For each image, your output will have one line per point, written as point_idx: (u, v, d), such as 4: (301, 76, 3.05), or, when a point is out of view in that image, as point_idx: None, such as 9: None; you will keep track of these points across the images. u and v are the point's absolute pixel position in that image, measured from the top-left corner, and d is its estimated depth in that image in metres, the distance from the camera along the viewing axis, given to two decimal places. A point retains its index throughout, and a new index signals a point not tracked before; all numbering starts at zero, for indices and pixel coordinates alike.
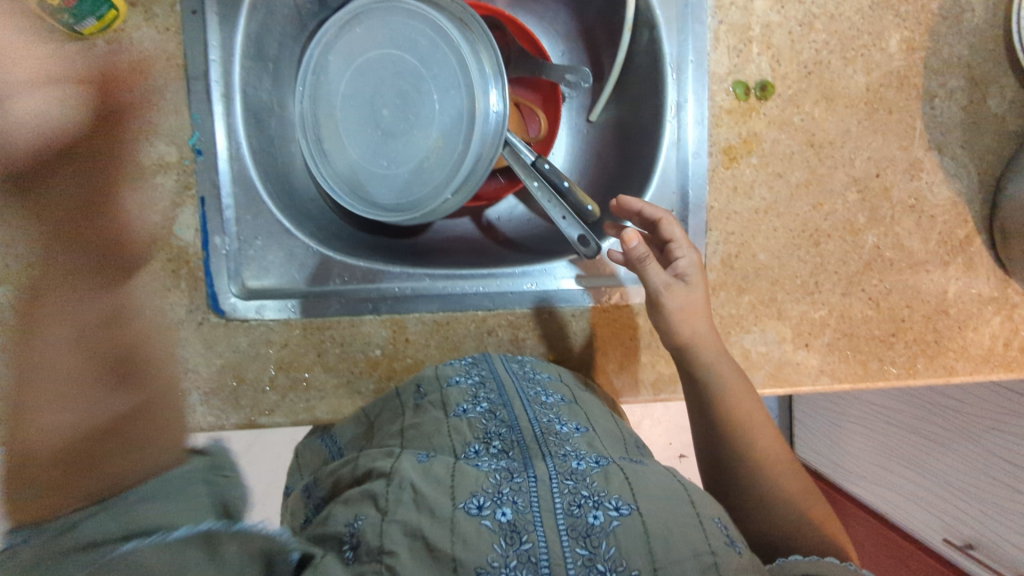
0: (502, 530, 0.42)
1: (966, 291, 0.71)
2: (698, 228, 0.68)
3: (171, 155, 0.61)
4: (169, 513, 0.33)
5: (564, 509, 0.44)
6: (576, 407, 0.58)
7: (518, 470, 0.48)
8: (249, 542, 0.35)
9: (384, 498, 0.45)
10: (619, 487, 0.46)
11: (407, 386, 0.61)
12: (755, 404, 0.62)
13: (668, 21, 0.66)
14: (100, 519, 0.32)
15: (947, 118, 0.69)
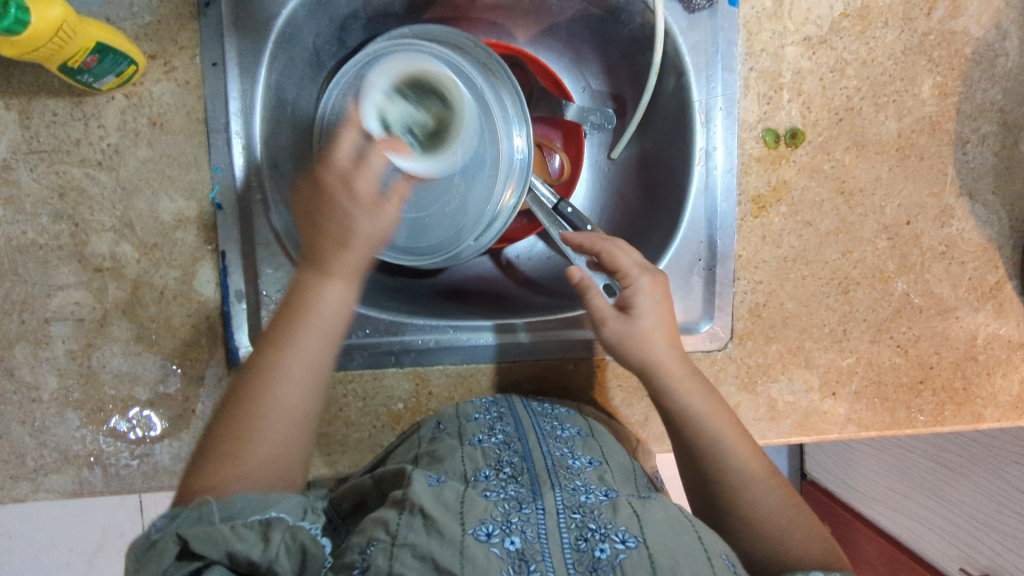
0: (509, 558, 0.41)
1: (995, 337, 0.69)
2: (726, 277, 0.67)
3: (190, 210, 0.58)
4: (245, 506, 0.43)
5: (572, 544, 0.42)
6: (592, 440, 0.56)
7: (527, 499, 0.46)
8: (297, 533, 0.43)
9: (394, 521, 0.42)
10: (628, 520, 0.44)
11: (428, 420, 0.60)
12: (725, 414, 0.57)
13: (697, 68, 0.65)
14: (210, 507, 0.43)
15: (979, 164, 0.68)
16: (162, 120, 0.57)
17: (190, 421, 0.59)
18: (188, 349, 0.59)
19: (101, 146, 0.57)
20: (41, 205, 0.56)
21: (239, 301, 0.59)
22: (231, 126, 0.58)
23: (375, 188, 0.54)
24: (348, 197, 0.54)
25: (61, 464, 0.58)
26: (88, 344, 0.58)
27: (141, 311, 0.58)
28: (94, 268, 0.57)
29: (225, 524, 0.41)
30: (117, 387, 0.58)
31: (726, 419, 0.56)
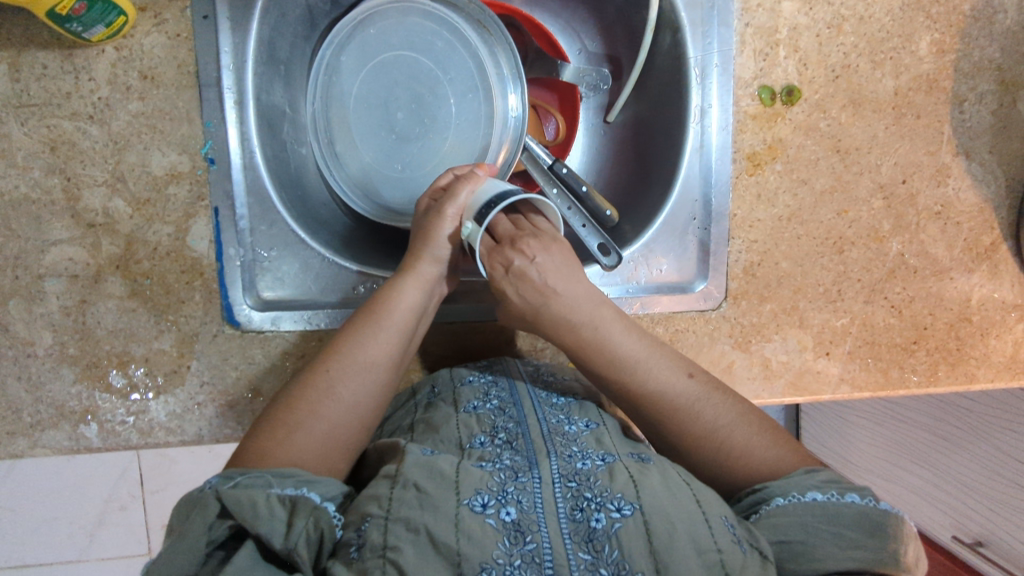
0: (505, 529, 0.40)
1: (989, 298, 0.70)
2: (721, 236, 0.66)
3: (183, 165, 0.58)
4: (283, 480, 0.44)
5: (568, 514, 0.42)
6: (587, 404, 0.57)
7: (523, 468, 0.45)
8: (320, 515, 0.42)
9: (386, 496, 0.42)
10: (625, 485, 0.44)
11: (423, 384, 0.61)
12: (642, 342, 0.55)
13: (693, 24, 0.64)
14: (253, 477, 0.43)
15: (975, 123, 0.68)
16: (153, 74, 0.57)
17: (185, 377, 0.60)
18: (183, 306, 0.59)
19: (92, 100, 0.56)
20: (33, 159, 0.56)
21: (233, 258, 0.59)
22: (222, 80, 0.58)
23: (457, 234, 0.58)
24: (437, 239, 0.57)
25: (57, 420, 0.58)
26: (82, 300, 0.58)
27: (135, 267, 0.58)
28: (87, 223, 0.57)
29: (263, 492, 0.42)
30: (112, 343, 0.58)
31: (644, 349, 0.54)
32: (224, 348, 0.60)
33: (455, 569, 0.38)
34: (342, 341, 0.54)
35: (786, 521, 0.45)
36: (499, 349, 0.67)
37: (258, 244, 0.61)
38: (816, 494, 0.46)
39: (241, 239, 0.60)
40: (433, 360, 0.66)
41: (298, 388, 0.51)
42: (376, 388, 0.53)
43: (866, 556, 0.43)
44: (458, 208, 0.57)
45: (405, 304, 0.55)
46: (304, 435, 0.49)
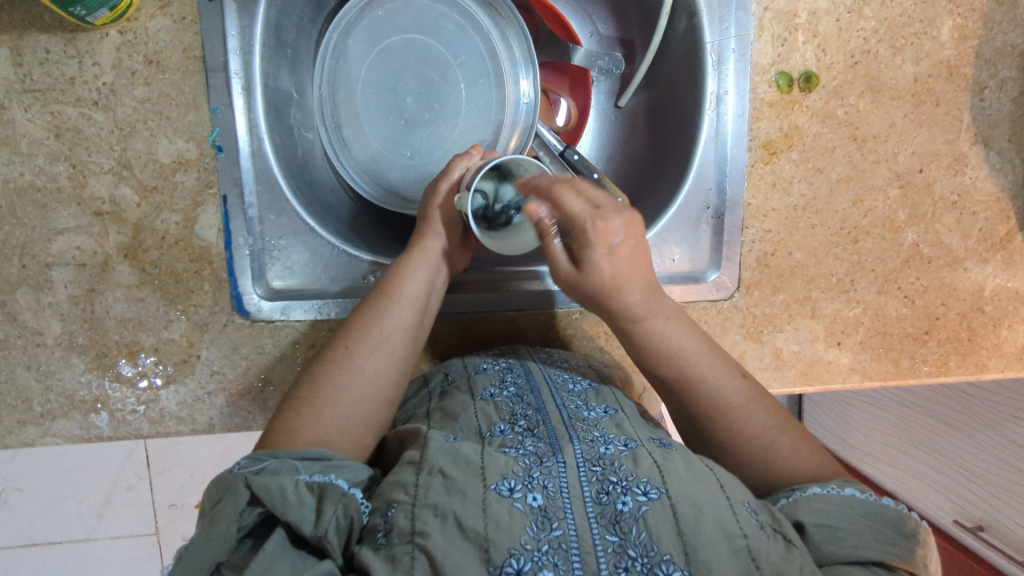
0: (532, 514, 0.40)
1: (1003, 288, 0.69)
2: (735, 225, 0.65)
3: (190, 152, 0.57)
4: (310, 463, 0.44)
5: (594, 497, 0.42)
6: (604, 390, 0.57)
7: (548, 454, 0.45)
8: (347, 500, 0.42)
9: (412, 483, 0.42)
10: (650, 471, 0.44)
11: (434, 373, 0.61)
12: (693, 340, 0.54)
13: (710, 8, 0.62)
14: (278, 460, 0.44)
15: (995, 111, 0.67)
16: (158, 58, 0.56)
17: (195, 367, 0.60)
18: (192, 295, 0.59)
19: (96, 85, 0.55)
20: (38, 146, 0.55)
21: (241, 247, 0.59)
22: (229, 65, 0.56)
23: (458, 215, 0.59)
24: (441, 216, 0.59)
25: (68, 409, 0.58)
26: (90, 290, 0.57)
27: (143, 256, 0.57)
28: (94, 211, 0.56)
29: (290, 478, 0.42)
30: (121, 333, 0.58)
31: (694, 341, 0.54)
32: (234, 338, 0.60)
33: (484, 555, 0.38)
34: (355, 317, 0.55)
35: (826, 508, 0.44)
36: (511, 338, 0.67)
37: (268, 232, 0.60)
38: (853, 490, 0.46)
39: (251, 228, 0.59)
40: (444, 349, 0.66)
41: (315, 368, 0.52)
42: (398, 357, 0.54)
43: (899, 551, 0.43)
44: (453, 183, 0.59)
45: (415, 276, 0.56)
46: (324, 411, 0.49)
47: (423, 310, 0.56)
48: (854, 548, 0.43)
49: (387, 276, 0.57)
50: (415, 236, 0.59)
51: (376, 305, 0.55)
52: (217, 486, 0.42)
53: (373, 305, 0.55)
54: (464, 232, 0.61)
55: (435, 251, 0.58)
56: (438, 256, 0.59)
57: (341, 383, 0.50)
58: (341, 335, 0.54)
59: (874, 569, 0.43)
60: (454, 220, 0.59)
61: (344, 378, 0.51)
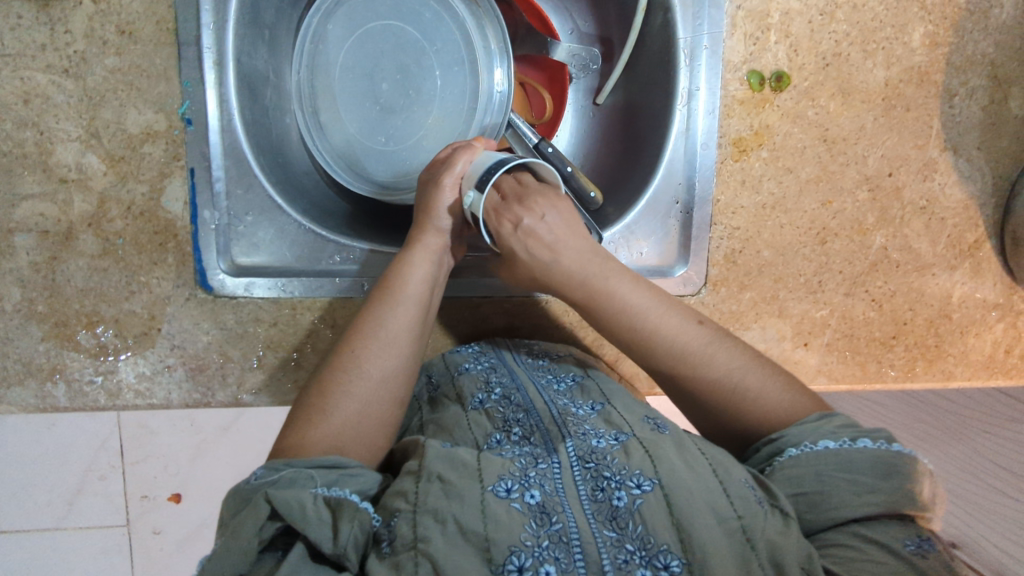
0: (530, 512, 0.42)
1: (970, 296, 0.70)
2: (703, 221, 0.66)
3: (159, 124, 0.57)
4: (327, 476, 0.44)
5: (589, 495, 0.43)
6: (589, 385, 0.57)
7: (542, 455, 0.47)
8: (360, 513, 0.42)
9: (413, 491, 0.43)
10: (641, 461, 0.45)
11: (419, 379, 0.61)
12: (646, 295, 0.54)
13: (684, 6, 0.63)
14: (296, 473, 0.43)
15: (965, 119, 0.67)
16: (131, 29, 0.56)
17: (155, 340, 0.59)
18: (155, 268, 0.59)
19: (67, 53, 0.55)
20: (5, 111, 0.55)
21: (208, 222, 0.59)
22: (202, 40, 0.56)
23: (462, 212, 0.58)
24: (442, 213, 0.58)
25: (24, 377, 0.58)
26: (52, 257, 0.57)
27: (107, 226, 0.57)
28: (59, 178, 0.56)
29: (309, 493, 0.42)
30: (81, 302, 0.58)
31: (651, 299, 0.54)
32: (196, 312, 0.60)
33: (485, 555, 0.39)
34: (359, 318, 0.54)
35: (799, 472, 0.45)
36: (476, 324, 0.67)
37: (235, 208, 0.60)
38: (827, 442, 0.46)
39: (217, 202, 0.59)
40: None
41: (321, 374, 0.51)
42: (405, 356, 0.53)
43: (880, 500, 0.44)
44: (456, 177, 0.57)
45: (417, 273, 0.56)
46: (330, 416, 0.49)
47: (427, 307, 0.56)
48: (836, 511, 0.44)
49: (388, 274, 0.56)
50: (416, 231, 0.58)
51: (379, 305, 0.54)
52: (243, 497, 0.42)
53: (376, 305, 0.54)
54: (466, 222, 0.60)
55: (437, 247, 0.58)
56: (441, 253, 0.58)
57: (347, 389, 0.50)
58: (345, 339, 0.53)
59: (860, 529, 0.44)
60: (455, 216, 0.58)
61: (349, 382, 0.50)
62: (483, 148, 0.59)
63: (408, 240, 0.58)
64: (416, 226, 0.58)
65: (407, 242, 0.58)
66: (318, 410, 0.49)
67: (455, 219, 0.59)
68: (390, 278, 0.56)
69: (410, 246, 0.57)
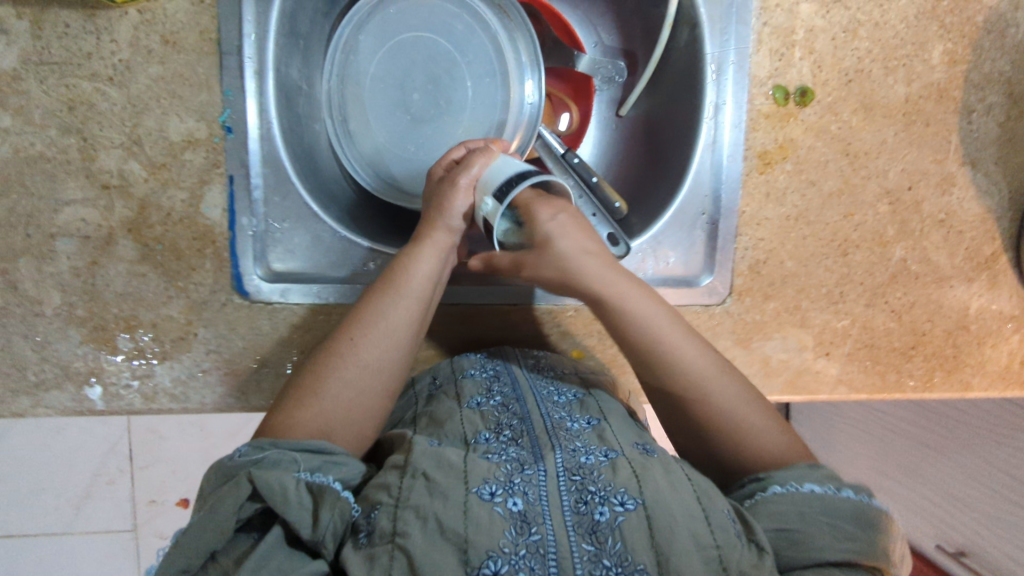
0: (513, 519, 0.42)
1: (987, 308, 0.71)
2: (729, 232, 0.67)
3: (200, 132, 0.58)
4: (312, 462, 0.45)
5: (572, 507, 0.44)
6: (589, 401, 0.57)
7: (529, 461, 0.47)
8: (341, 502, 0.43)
9: (396, 485, 0.44)
10: (627, 480, 0.45)
11: (424, 376, 0.63)
12: (657, 312, 0.55)
13: (712, 20, 0.65)
14: (280, 455, 0.44)
15: (983, 135, 0.69)
16: (175, 38, 0.57)
17: (191, 344, 0.60)
18: (193, 273, 0.59)
19: (113, 62, 0.56)
20: (50, 118, 0.56)
21: (245, 228, 0.60)
22: (243, 49, 0.57)
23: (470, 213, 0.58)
24: (451, 213, 0.57)
25: (62, 380, 0.59)
26: (92, 262, 0.58)
27: (147, 232, 0.58)
28: (101, 184, 0.57)
29: (291, 477, 0.43)
30: (120, 307, 0.59)
31: (661, 315, 0.55)
32: (232, 318, 0.60)
33: (462, 555, 0.40)
34: (361, 309, 0.55)
35: (783, 509, 0.45)
36: (504, 331, 0.68)
37: (272, 215, 0.61)
38: (813, 486, 0.47)
39: (254, 210, 0.60)
40: (439, 340, 0.67)
41: (320, 359, 0.52)
42: (402, 351, 0.54)
43: (859, 547, 0.44)
44: (471, 180, 0.57)
45: (421, 271, 0.56)
46: (322, 400, 0.50)
47: (428, 305, 0.56)
48: (814, 550, 0.44)
49: (393, 267, 0.57)
50: (425, 228, 0.58)
51: (382, 299, 0.55)
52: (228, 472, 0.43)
53: (379, 299, 0.55)
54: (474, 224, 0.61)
55: (444, 245, 0.58)
56: (448, 251, 0.58)
57: (342, 376, 0.51)
58: (345, 328, 0.54)
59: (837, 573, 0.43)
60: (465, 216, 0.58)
61: (346, 369, 0.51)
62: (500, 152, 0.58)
63: (416, 236, 0.58)
64: (426, 223, 0.58)
65: (416, 237, 0.58)
66: (311, 393, 0.50)
67: (466, 219, 0.59)
68: (395, 271, 0.56)
69: (418, 242, 0.58)
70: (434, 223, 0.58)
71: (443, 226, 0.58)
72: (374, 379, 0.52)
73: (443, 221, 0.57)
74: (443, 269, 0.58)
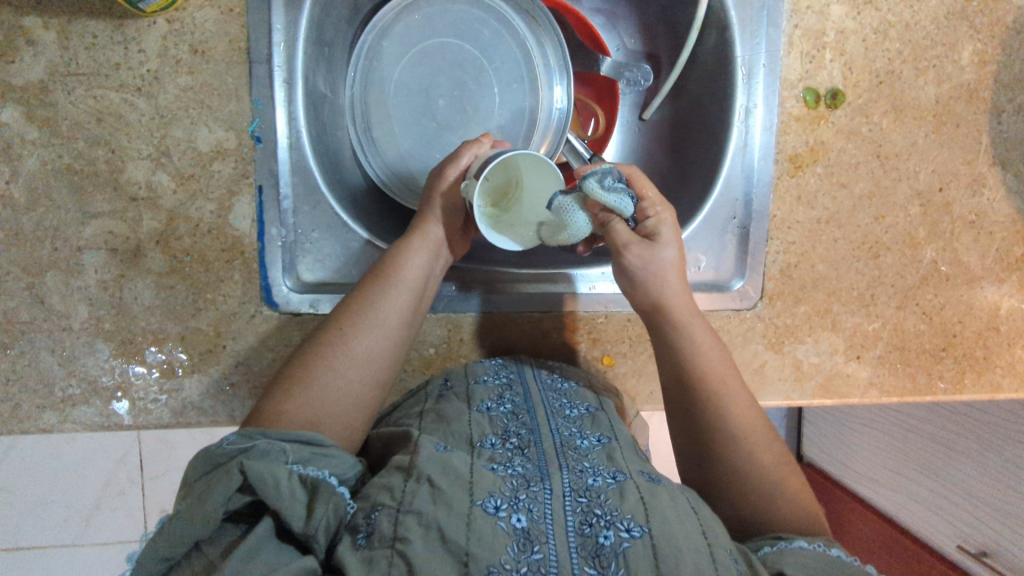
0: (515, 534, 0.40)
1: (1018, 309, 0.70)
2: (760, 236, 0.66)
3: (229, 142, 0.57)
4: (302, 454, 0.44)
5: (576, 528, 0.41)
6: (601, 418, 0.56)
7: (535, 478, 0.45)
8: (334, 497, 0.42)
9: (399, 488, 0.42)
10: (634, 507, 0.42)
11: (438, 377, 0.62)
12: (712, 342, 0.56)
13: (742, 22, 0.64)
14: (268, 447, 0.42)
15: (1013, 135, 0.68)
16: (203, 48, 0.56)
17: (220, 357, 0.59)
18: (222, 285, 0.58)
19: (141, 72, 0.56)
20: (78, 130, 0.55)
21: (274, 238, 0.59)
22: (273, 58, 0.57)
23: (461, 206, 0.58)
24: (442, 205, 0.57)
25: (89, 396, 0.58)
26: (120, 275, 0.57)
27: (176, 244, 0.57)
28: (129, 196, 0.56)
29: (283, 468, 0.41)
30: (148, 320, 0.58)
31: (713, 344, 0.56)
32: (261, 330, 0.59)
33: (463, 567, 0.37)
34: (352, 299, 0.54)
35: (809, 560, 0.44)
36: (535, 339, 0.67)
37: (301, 224, 0.60)
38: (839, 552, 0.45)
39: (284, 219, 0.59)
40: (469, 349, 0.66)
41: (309, 346, 0.52)
42: (392, 343, 0.54)
43: None
44: (460, 171, 0.57)
45: (413, 262, 0.56)
46: (311, 388, 0.49)
47: (419, 297, 0.56)
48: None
49: (385, 259, 0.56)
50: (418, 220, 0.58)
51: (373, 290, 0.54)
52: (219, 458, 0.42)
53: (370, 289, 0.54)
54: (466, 218, 0.60)
55: (436, 237, 0.58)
56: (441, 245, 0.58)
57: (331, 364, 0.50)
58: (336, 317, 0.53)
59: None
60: (456, 208, 0.58)
61: (335, 357, 0.51)
62: (491, 146, 0.59)
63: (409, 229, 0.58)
64: (419, 216, 0.58)
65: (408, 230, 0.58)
66: (299, 383, 0.49)
67: (457, 211, 0.59)
68: (386, 262, 0.56)
69: (411, 234, 0.57)
70: (426, 215, 0.58)
71: (435, 218, 0.58)
72: (365, 370, 0.52)
73: (435, 213, 0.58)
74: (436, 262, 0.58)
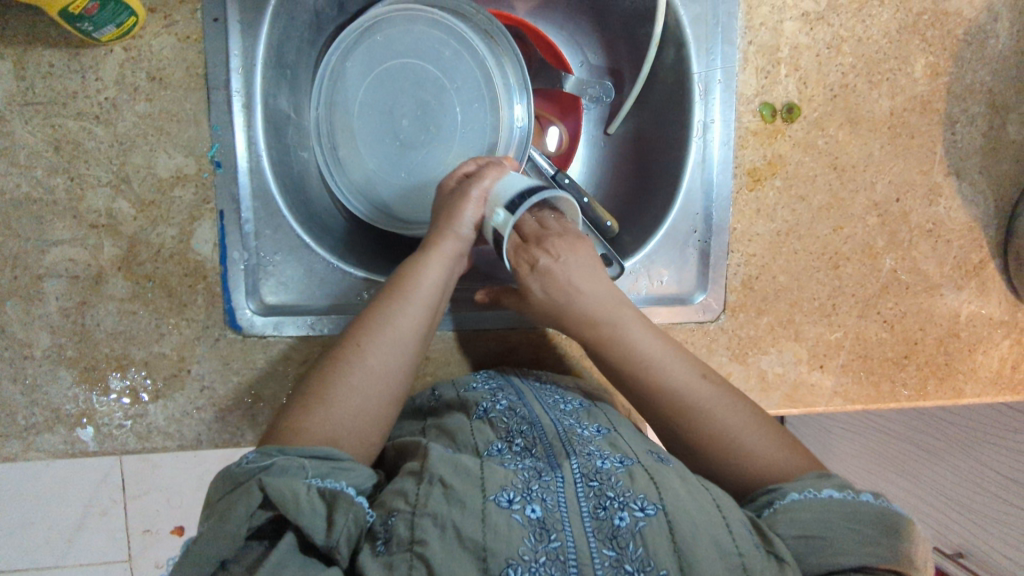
0: (531, 526, 0.42)
1: (977, 314, 0.71)
2: (721, 249, 0.67)
3: (189, 167, 0.58)
4: (322, 468, 0.43)
5: (591, 512, 0.43)
6: (596, 411, 0.57)
7: (545, 469, 0.47)
8: (355, 509, 0.42)
9: (414, 491, 0.43)
10: (646, 486, 0.44)
11: (422, 391, 0.63)
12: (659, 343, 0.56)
13: (697, 39, 0.65)
14: (286, 466, 0.42)
15: (966, 145, 0.70)
16: (161, 75, 0.57)
17: (184, 382, 0.59)
18: (185, 309, 0.59)
19: (99, 100, 0.56)
20: (36, 158, 0.55)
21: (237, 262, 0.59)
22: (232, 83, 0.57)
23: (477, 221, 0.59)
24: (461, 220, 0.58)
25: (52, 423, 0.58)
26: (81, 302, 0.57)
27: (138, 269, 0.58)
28: (90, 223, 0.57)
29: (302, 484, 0.41)
30: (111, 346, 0.58)
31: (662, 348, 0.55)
32: (225, 353, 0.60)
33: (482, 563, 0.39)
34: (369, 315, 0.54)
35: (805, 516, 0.44)
36: (502, 355, 0.67)
37: (263, 248, 0.60)
38: (832, 491, 0.45)
39: (246, 243, 0.59)
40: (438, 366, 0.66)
41: (326, 363, 0.51)
42: (410, 360, 0.53)
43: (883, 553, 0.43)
44: (481, 190, 0.58)
45: (430, 279, 0.56)
46: (320, 406, 0.48)
47: (434, 314, 0.56)
48: (838, 557, 0.43)
49: (401, 274, 0.56)
50: (432, 235, 0.58)
51: (389, 305, 0.54)
52: (240, 476, 0.42)
53: (388, 304, 0.54)
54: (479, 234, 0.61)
55: (452, 252, 0.58)
56: (456, 260, 0.58)
57: (345, 380, 0.50)
58: (352, 333, 0.53)
59: None
60: (473, 225, 0.59)
61: (349, 372, 0.50)
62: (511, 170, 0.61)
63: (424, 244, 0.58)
64: (432, 231, 0.59)
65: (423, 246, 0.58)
66: (307, 403, 0.49)
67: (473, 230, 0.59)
68: (403, 276, 0.56)
69: (427, 249, 0.58)
70: (440, 229, 0.58)
71: (450, 232, 0.58)
72: (376, 387, 0.51)
73: (451, 229, 0.58)
74: (450, 278, 0.58)
